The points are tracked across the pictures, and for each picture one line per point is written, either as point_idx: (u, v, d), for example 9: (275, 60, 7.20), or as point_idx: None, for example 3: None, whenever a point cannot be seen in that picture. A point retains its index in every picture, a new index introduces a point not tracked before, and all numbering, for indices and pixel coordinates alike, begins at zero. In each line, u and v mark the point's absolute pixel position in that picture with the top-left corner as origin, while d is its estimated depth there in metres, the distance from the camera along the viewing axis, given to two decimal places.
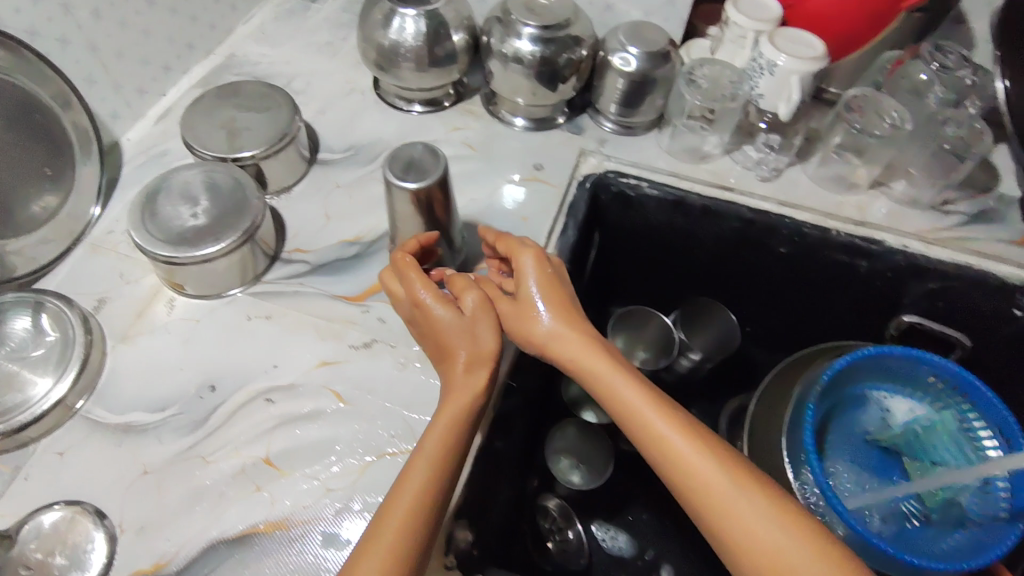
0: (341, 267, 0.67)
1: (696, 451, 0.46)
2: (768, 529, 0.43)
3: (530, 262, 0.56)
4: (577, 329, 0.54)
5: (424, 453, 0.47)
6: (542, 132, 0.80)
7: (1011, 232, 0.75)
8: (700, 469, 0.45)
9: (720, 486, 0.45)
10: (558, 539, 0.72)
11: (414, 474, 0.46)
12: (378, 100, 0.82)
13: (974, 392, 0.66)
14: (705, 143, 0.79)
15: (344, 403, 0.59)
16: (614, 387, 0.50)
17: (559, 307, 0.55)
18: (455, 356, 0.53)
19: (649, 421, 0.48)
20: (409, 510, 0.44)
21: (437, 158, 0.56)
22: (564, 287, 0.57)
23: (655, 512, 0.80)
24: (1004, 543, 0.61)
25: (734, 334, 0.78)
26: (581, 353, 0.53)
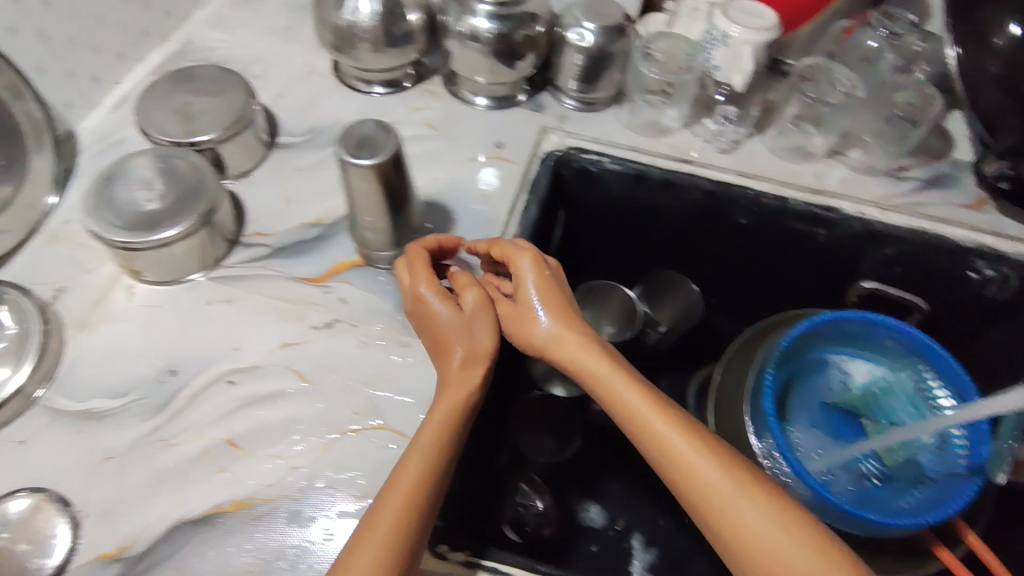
0: (301, 249, 0.67)
1: (694, 452, 0.48)
2: (763, 529, 0.45)
3: (528, 265, 0.57)
4: (577, 331, 0.55)
5: (419, 450, 0.49)
6: (502, 110, 0.80)
7: (965, 196, 0.77)
8: (699, 470, 0.47)
9: (717, 486, 0.47)
10: (527, 511, 0.70)
11: (410, 469, 0.48)
12: (337, 83, 0.82)
13: (932, 353, 0.69)
14: (665, 117, 0.80)
15: (307, 382, 0.59)
16: (615, 388, 0.52)
17: (559, 310, 0.56)
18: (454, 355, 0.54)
19: (650, 423, 0.50)
20: (404, 507, 0.46)
21: (389, 135, 0.56)
22: (561, 289, 0.58)
23: (625, 482, 0.82)
24: (961, 497, 0.63)
25: (698, 305, 0.80)
26: (581, 354, 0.54)
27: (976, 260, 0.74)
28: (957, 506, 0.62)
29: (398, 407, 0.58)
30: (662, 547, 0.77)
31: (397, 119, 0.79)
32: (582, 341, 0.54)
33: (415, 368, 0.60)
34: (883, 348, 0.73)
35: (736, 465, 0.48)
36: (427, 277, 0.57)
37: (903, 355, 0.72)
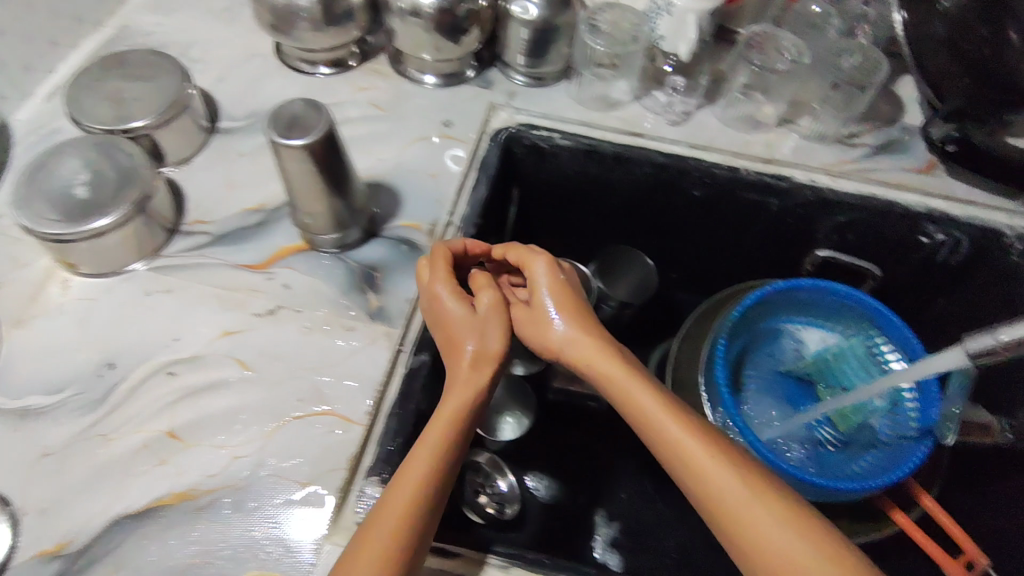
0: (243, 235, 0.66)
1: (706, 454, 0.47)
2: (775, 532, 0.44)
3: (543, 270, 0.58)
4: (592, 334, 0.56)
5: (422, 450, 0.49)
6: (450, 88, 0.79)
7: (914, 161, 0.77)
8: (711, 471, 0.47)
9: (729, 488, 0.46)
10: (490, 491, 0.68)
11: (411, 469, 0.48)
12: (280, 66, 0.79)
13: (882, 317, 0.69)
14: (615, 91, 0.79)
15: (250, 370, 0.58)
16: (629, 390, 0.52)
17: (574, 315, 0.57)
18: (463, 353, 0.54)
19: (663, 424, 0.49)
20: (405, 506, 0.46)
21: (320, 113, 0.55)
22: (578, 297, 0.58)
23: (586, 460, 0.82)
24: (911, 458, 0.63)
25: (653, 279, 0.80)
26: (596, 358, 0.54)
27: (928, 224, 0.74)
28: (908, 466, 0.62)
29: (343, 392, 0.57)
30: (626, 520, 0.78)
31: (341, 99, 0.77)
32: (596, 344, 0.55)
33: (360, 352, 0.59)
34: (834, 314, 0.73)
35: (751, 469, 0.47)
36: (445, 276, 0.57)
37: (854, 321, 0.72)
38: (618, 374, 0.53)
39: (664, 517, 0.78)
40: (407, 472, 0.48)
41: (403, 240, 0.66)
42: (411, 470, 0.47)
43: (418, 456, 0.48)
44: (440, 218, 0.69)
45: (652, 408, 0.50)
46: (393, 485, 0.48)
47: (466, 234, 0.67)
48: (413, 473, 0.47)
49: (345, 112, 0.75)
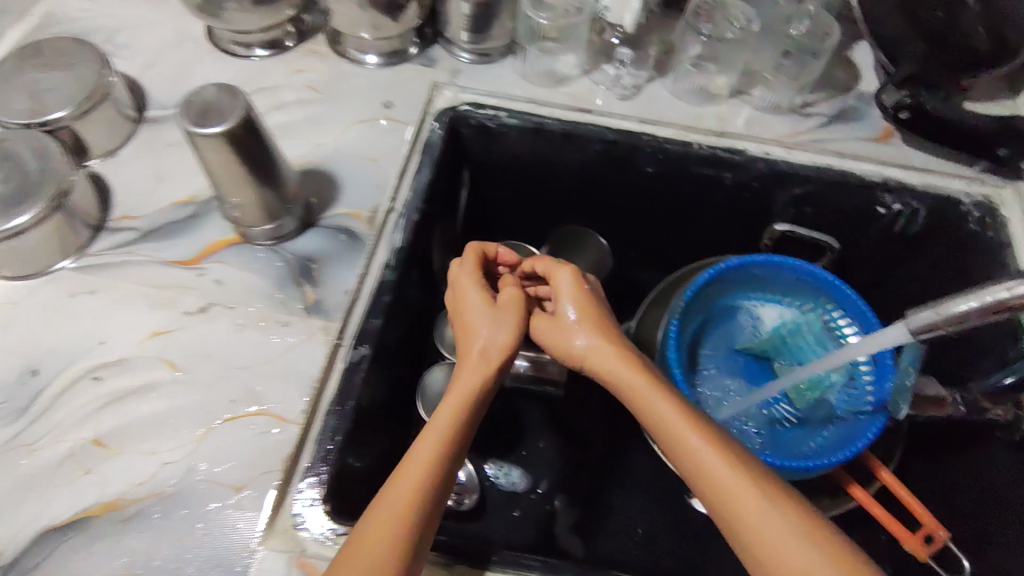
0: (172, 230, 0.63)
1: (720, 458, 0.46)
2: (787, 541, 0.42)
3: (565, 278, 0.60)
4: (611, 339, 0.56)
5: (423, 451, 0.48)
6: (392, 67, 0.75)
7: (870, 129, 0.75)
8: (724, 473, 0.46)
9: (741, 493, 0.44)
10: None
11: (413, 468, 0.47)
12: (212, 49, 0.76)
13: (837, 292, 0.68)
14: (562, 65, 0.77)
15: (179, 372, 0.56)
16: (648, 394, 0.51)
17: (595, 321, 0.58)
18: (478, 354, 0.55)
19: (677, 427, 0.49)
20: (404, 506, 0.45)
21: (236, 99, 0.52)
22: (599, 304, 0.60)
23: (550, 440, 0.80)
24: (866, 434, 0.62)
25: (608, 260, 0.78)
26: (612, 360, 0.55)
27: (884, 194, 0.72)
28: (860, 443, 0.61)
29: (277, 390, 0.55)
30: (585, 506, 0.75)
31: (277, 82, 0.73)
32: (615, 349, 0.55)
33: (296, 348, 0.57)
34: (791, 289, 0.72)
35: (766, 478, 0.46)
36: (472, 280, 0.60)
37: (811, 296, 0.71)
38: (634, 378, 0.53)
39: (630, 501, 0.76)
40: (408, 466, 0.47)
41: (341, 229, 0.64)
42: (412, 464, 0.47)
43: (420, 451, 0.48)
44: (380, 205, 0.66)
45: (669, 412, 0.50)
46: (393, 482, 0.47)
47: (408, 221, 0.65)
48: (413, 472, 0.47)
49: (280, 96, 0.72)
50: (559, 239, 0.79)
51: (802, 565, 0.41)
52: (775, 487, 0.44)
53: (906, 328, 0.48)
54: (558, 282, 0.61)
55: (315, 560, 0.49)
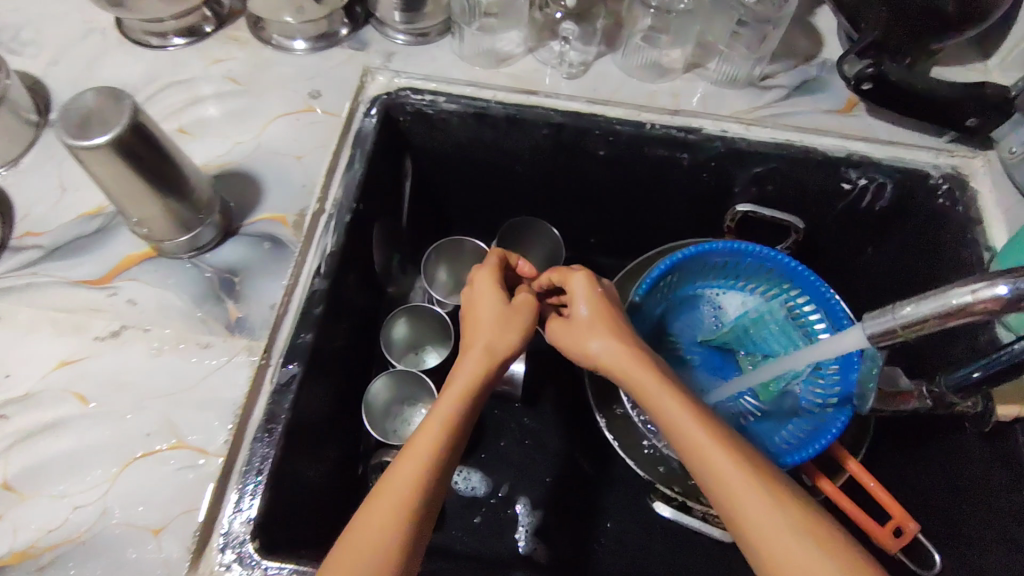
0: (80, 246, 0.58)
1: (720, 450, 0.46)
2: (783, 531, 0.42)
3: (579, 282, 0.61)
4: (620, 339, 0.56)
5: (420, 452, 0.49)
6: (320, 53, 0.69)
7: (834, 101, 0.71)
8: (722, 463, 0.46)
9: (741, 485, 0.44)
10: None
11: (407, 467, 0.48)
12: (122, 40, 0.69)
13: (800, 278, 0.64)
14: (503, 44, 0.71)
15: (90, 405, 0.52)
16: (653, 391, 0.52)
17: (606, 322, 0.58)
18: (483, 354, 0.57)
19: (680, 421, 0.49)
20: (396, 505, 0.46)
21: (120, 104, 0.47)
22: (613, 306, 0.60)
23: (512, 438, 0.76)
24: (833, 429, 0.59)
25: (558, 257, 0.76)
26: (619, 359, 0.55)
27: (850, 171, 0.68)
28: (824, 438, 0.59)
29: (198, 419, 0.51)
30: (547, 509, 0.72)
31: (193, 75, 0.67)
32: (627, 350, 0.55)
33: (218, 371, 0.53)
34: (753, 277, 0.68)
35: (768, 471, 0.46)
36: (489, 285, 0.62)
37: (774, 284, 0.67)
38: (641, 375, 0.54)
39: (596, 498, 0.73)
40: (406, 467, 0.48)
41: (264, 237, 0.59)
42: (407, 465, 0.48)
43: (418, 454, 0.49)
44: (308, 207, 0.61)
45: (673, 408, 0.50)
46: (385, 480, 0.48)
47: (340, 222, 0.60)
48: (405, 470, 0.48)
49: (198, 90, 0.66)
50: (506, 234, 0.75)
51: (799, 557, 0.41)
52: (771, 478, 0.44)
53: (858, 334, 0.44)
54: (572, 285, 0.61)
55: None
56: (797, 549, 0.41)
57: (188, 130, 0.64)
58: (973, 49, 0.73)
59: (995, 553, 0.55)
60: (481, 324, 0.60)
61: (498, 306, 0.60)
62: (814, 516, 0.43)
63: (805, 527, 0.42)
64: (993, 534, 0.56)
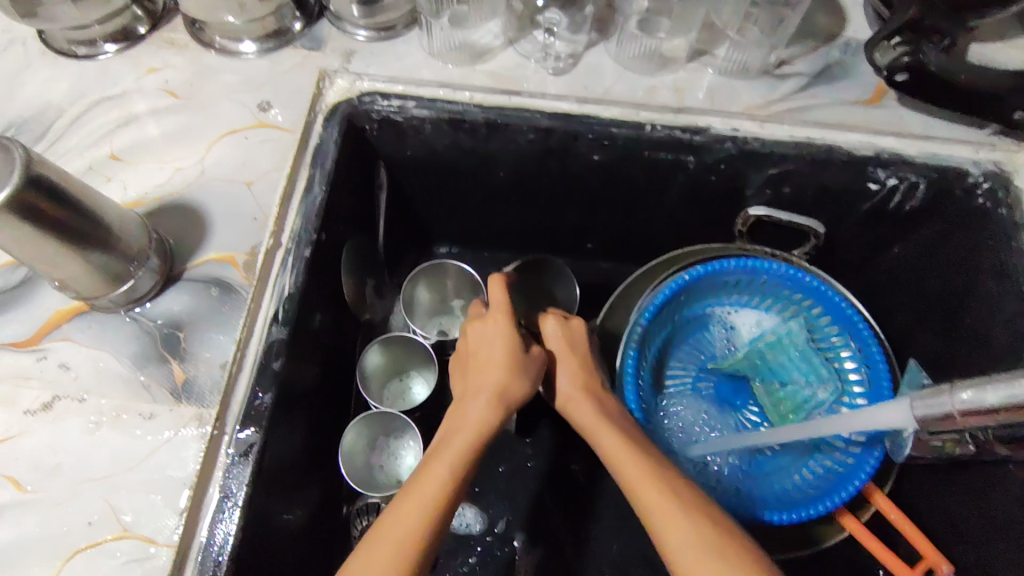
0: (4, 302, 0.51)
1: (647, 481, 0.44)
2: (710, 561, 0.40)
3: (551, 326, 0.56)
4: (575, 380, 0.54)
5: (418, 499, 0.44)
6: (270, 57, 0.61)
7: (860, 90, 0.62)
8: (646, 494, 0.44)
9: (665, 513, 0.42)
10: None
11: (401, 521, 0.43)
12: (44, 51, 0.61)
13: (822, 298, 0.58)
14: (480, 36, 0.62)
15: (23, 492, 0.46)
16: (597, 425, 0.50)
17: (573, 364, 0.55)
18: (493, 402, 0.51)
19: (615, 457, 0.47)
20: (390, 563, 0.41)
21: (9, 157, 0.41)
22: (584, 346, 0.56)
23: (513, 465, 0.70)
24: (860, 477, 0.53)
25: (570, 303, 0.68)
26: (573, 394, 0.53)
27: (878, 170, 0.60)
28: (852, 486, 0.53)
29: (144, 504, 0.45)
30: (547, 546, 0.66)
31: (126, 88, 0.59)
32: (580, 389, 0.53)
33: (163, 447, 0.47)
34: (770, 296, 0.61)
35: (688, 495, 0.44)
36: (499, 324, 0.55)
37: (793, 303, 0.60)
38: (586, 415, 0.51)
39: (600, 529, 0.68)
40: (386, 529, 0.43)
41: (212, 281, 0.52)
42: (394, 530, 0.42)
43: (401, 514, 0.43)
44: (261, 243, 0.53)
45: (608, 438, 0.49)
46: (375, 539, 0.42)
47: (299, 258, 0.53)
48: (406, 525, 0.43)
49: (132, 107, 0.58)
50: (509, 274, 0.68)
51: None
52: (692, 501, 0.43)
53: (919, 414, 0.38)
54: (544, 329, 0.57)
55: None
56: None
57: (122, 156, 0.57)
58: (1015, 23, 0.64)
59: None
60: (484, 364, 0.53)
61: (508, 346, 0.53)
62: (728, 533, 0.41)
63: (720, 551, 0.40)
64: None
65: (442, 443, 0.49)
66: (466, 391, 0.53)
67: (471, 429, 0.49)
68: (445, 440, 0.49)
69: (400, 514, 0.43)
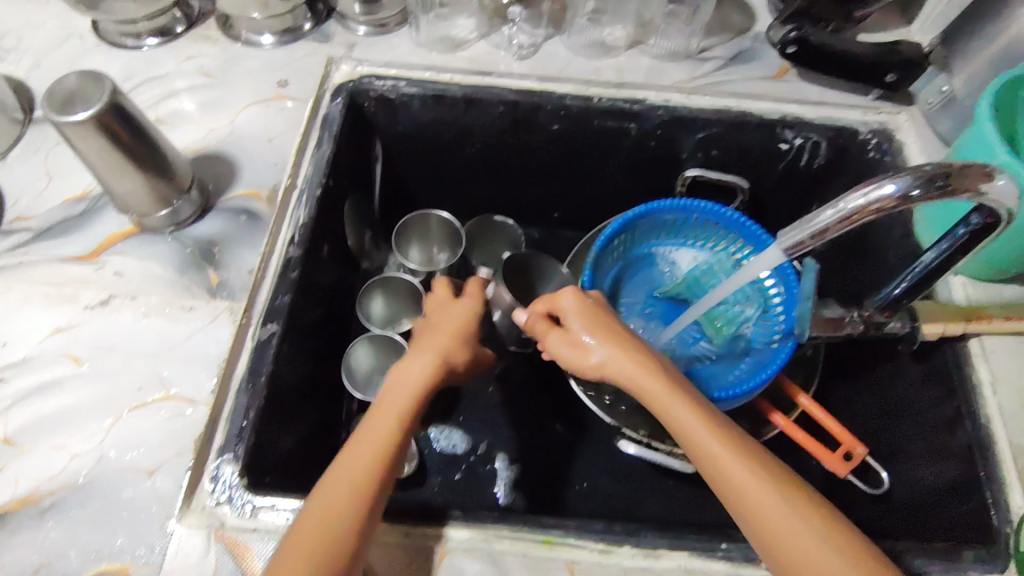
0: (67, 228, 0.62)
1: (749, 472, 0.46)
2: (814, 543, 0.43)
3: (573, 300, 0.58)
4: (627, 349, 0.54)
5: (371, 446, 0.49)
6: (286, 47, 0.74)
7: (767, 68, 0.77)
8: (737, 468, 0.47)
9: (762, 493, 0.45)
10: None
11: (362, 458, 0.48)
12: (99, 42, 0.74)
13: (743, 229, 0.70)
14: (458, 30, 0.76)
15: (83, 365, 0.55)
16: (667, 397, 0.51)
17: (603, 333, 0.56)
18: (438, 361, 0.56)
19: (687, 424, 0.49)
20: (355, 489, 0.46)
21: (101, 84, 0.52)
22: (609, 320, 0.57)
23: (497, 393, 0.81)
24: (777, 362, 0.62)
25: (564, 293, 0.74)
26: (634, 369, 0.53)
27: (786, 132, 0.73)
28: (772, 368, 0.62)
29: (185, 373, 0.55)
30: (526, 463, 0.76)
31: (168, 71, 0.72)
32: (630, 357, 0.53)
33: (201, 331, 0.57)
34: (702, 233, 0.74)
35: (780, 475, 0.47)
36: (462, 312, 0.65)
37: (722, 238, 0.73)
38: (650, 381, 0.52)
39: (570, 451, 0.77)
40: (348, 461, 0.48)
41: (241, 210, 0.64)
42: (355, 463, 0.48)
43: (363, 452, 0.49)
44: (280, 182, 0.66)
45: (675, 408, 0.50)
46: (340, 467, 0.48)
47: (310, 196, 0.64)
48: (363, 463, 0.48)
49: (172, 84, 0.71)
50: (496, 218, 0.82)
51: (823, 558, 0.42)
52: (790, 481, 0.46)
53: (777, 249, 0.49)
54: (565, 304, 0.58)
55: (235, 533, 0.48)
56: (820, 560, 0.42)
57: (165, 121, 0.70)
58: (891, 18, 0.80)
59: (932, 462, 0.60)
60: (439, 336, 0.60)
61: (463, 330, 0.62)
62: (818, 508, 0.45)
63: (822, 529, 0.44)
64: (932, 448, 0.61)
65: (386, 393, 0.54)
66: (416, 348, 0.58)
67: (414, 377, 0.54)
68: (388, 394, 0.54)
69: (360, 450, 0.49)
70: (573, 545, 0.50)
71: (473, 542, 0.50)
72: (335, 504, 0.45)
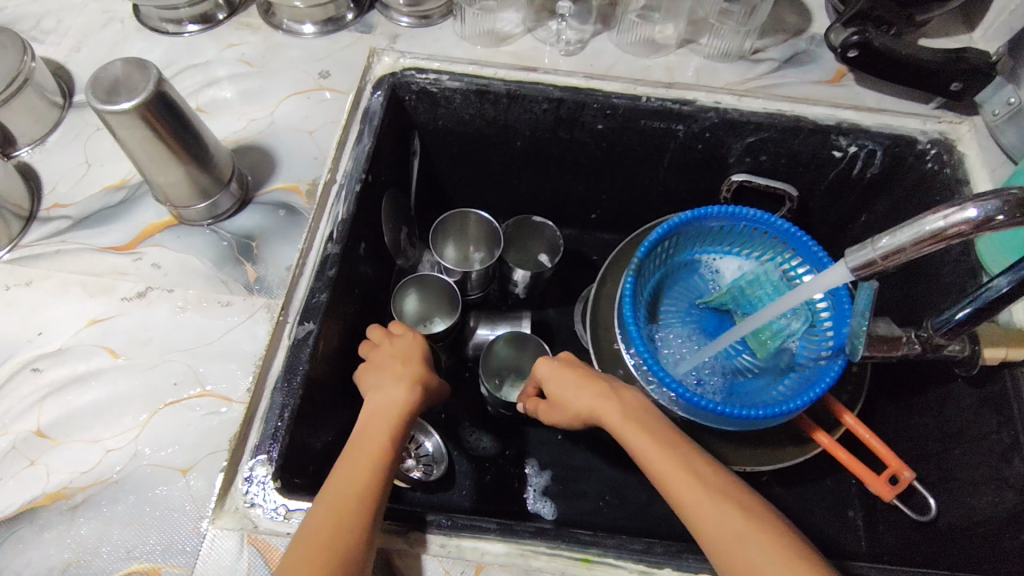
0: (105, 216, 0.62)
1: (716, 505, 0.46)
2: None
3: (545, 366, 0.60)
4: (602, 392, 0.56)
5: (363, 459, 0.48)
6: (329, 36, 0.73)
7: (823, 72, 0.74)
8: (701, 500, 0.46)
9: (730, 526, 0.44)
10: (416, 455, 0.68)
11: (352, 471, 0.47)
12: (140, 28, 0.73)
13: (793, 239, 0.67)
14: (503, 23, 0.74)
15: (119, 358, 0.55)
16: (628, 432, 0.52)
17: (577, 383, 0.57)
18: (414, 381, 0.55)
19: (656, 460, 0.49)
20: (347, 500, 0.44)
21: (146, 72, 0.51)
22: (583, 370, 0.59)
23: None
24: (824, 381, 0.60)
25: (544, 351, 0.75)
26: (600, 410, 0.55)
27: (841, 140, 0.70)
28: (820, 388, 0.59)
29: (221, 370, 0.54)
30: (555, 470, 0.75)
31: (208, 58, 0.71)
32: (602, 402, 0.55)
33: (238, 327, 0.56)
34: (749, 241, 0.71)
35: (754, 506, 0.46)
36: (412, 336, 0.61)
37: (770, 248, 0.70)
38: (613, 416, 0.54)
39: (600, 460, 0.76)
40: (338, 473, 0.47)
41: (280, 205, 0.63)
42: (344, 476, 0.46)
43: (352, 465, 0.47)
44: (320, 176, 0.64)
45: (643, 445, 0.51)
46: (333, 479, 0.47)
47: (350, 192, 0.62)
48: (352, 475, 0.46)
49: (213, 73, 0.70)
50: (535, 217, 0.80)
51: None
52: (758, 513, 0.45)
53: (845, 268, 0.47)
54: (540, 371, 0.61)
55: (268, 537, 0.47)
56: None
57: (206, 110, 0.69)
58: (955, 23, 0.76)
59: (986, 492, 0.58)
60: (407, 361, 0.58)
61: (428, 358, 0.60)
62: (790, 539, 0.44)
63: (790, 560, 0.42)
64: (985, 476, 0.58)
65: (368, 416, 0.52)
66: (388, 373, 0.56)
67: (395, 398, 0.53)
68: (374, 410, 0.53)
69: (349, 464, 0.47)
70: (613, 565, 0.49)
71: (509, 556, 0.49)
72: (325, 514, 0.44)
